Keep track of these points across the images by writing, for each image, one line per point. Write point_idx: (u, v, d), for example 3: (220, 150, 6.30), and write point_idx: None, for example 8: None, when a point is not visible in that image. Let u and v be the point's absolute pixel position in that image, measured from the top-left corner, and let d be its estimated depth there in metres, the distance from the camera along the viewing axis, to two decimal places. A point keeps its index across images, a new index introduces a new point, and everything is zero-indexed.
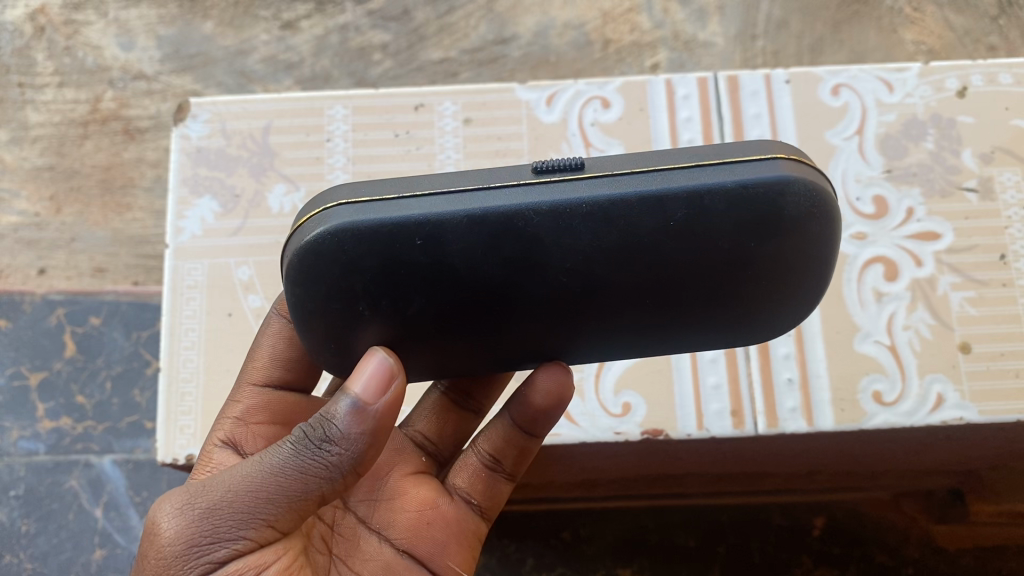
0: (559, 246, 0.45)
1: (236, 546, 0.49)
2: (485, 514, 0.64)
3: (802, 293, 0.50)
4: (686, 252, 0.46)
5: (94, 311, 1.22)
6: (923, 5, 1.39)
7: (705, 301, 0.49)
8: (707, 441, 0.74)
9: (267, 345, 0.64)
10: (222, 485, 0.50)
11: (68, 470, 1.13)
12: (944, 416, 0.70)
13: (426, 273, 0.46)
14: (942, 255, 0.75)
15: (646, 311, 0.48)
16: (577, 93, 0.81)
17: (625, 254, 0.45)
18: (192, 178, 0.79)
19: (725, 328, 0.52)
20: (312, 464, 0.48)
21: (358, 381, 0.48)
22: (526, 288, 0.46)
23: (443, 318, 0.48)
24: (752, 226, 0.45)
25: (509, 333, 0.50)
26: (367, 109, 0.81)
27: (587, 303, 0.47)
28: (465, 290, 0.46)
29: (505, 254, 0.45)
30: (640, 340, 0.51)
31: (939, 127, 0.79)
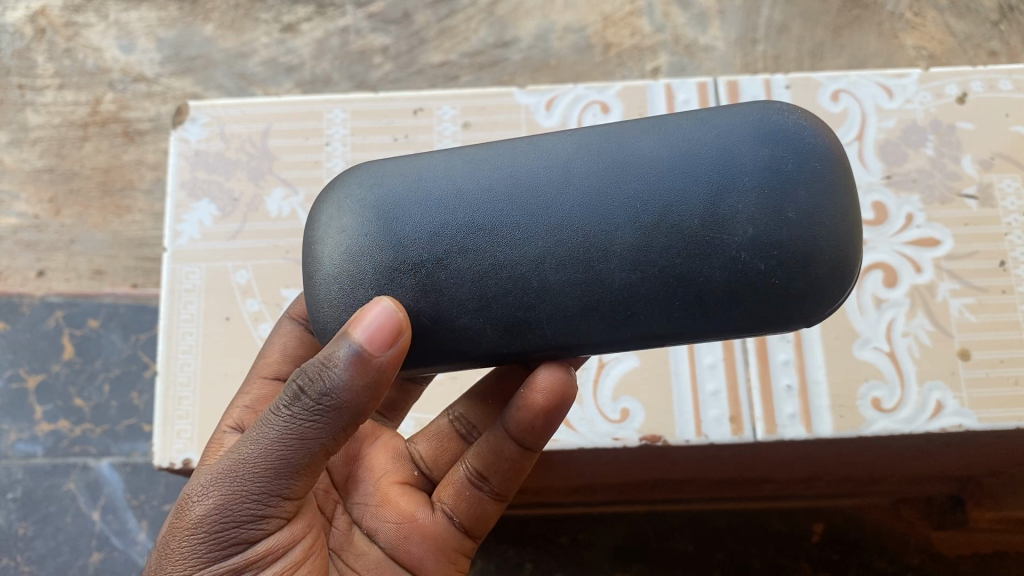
0: (545, 157, 0.46)
1: (261, 523, 0.49)
2: (468, 532, 0.60)
3: (838, 229, 0.43)
4: (677, 162, 0.44)
5: (93, 314, 1.22)
6: (923, 10, 1.39)
7: (713, 231, 0.43)
8: (705, 448, 0.73)
9: (279, 342, 0.64)
10: (229, 468, 0.48)
11: (66, 472, 1.13)
12: (943, 423, 0.69)
13: (418, 196, 0.46)
14: (941, 261, 0.74)
15: (645, 239, 0.43)
16: (576, 97, 0.81)
17: (612, 162, 0.45)
18: (191, 182, 0.79)
19: (759, 294, 0.43)
20: (313, 419, 0.45)
21: (358, 329, 0.43)
22: (511, 202, 0.45)
23: (434, 248, 0.45)
24: (742, 138, 0.45)
25: (504, 275, 0.44)
26: (366, 112, 0.80)
27: (575, 223, 0.44)
28: (455, 207, 0.45)
29: (495, 168, 0.46)
30: (653, 297, 0.43)
31: (939, 133, 0.79)
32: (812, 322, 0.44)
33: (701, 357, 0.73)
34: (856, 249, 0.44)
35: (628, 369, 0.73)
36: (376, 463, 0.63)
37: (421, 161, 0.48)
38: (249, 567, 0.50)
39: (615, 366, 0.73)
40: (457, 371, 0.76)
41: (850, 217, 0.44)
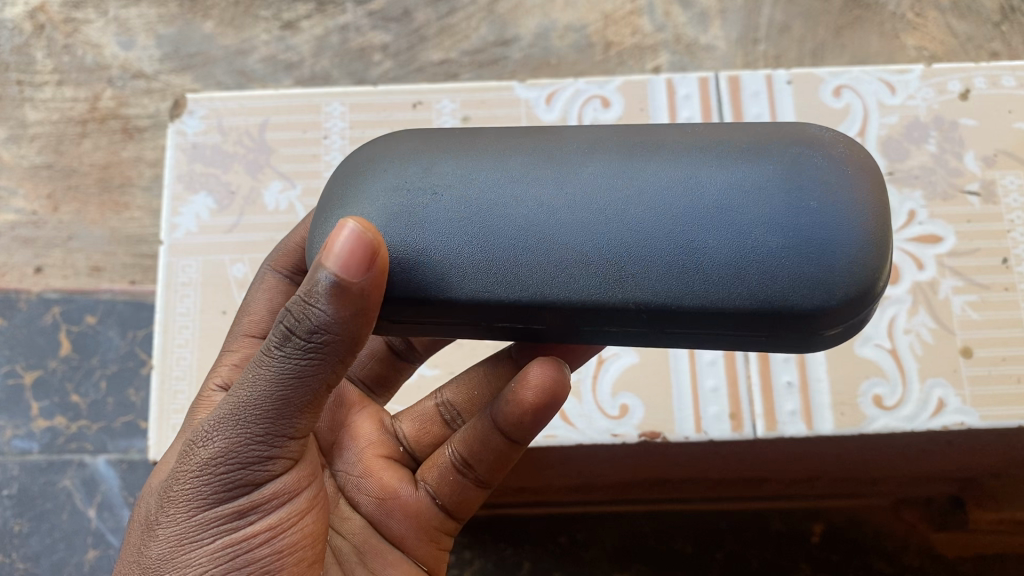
0: (580, 136, 0.47)
1: (267, 464, 0.47)
2: (451, 514, 0.60)
3: (854, 229, 0.43)
4: (705, 146, 0.45)
5: (90, 310, 1.22)
6: (925, 11, 1.39)
7: (729, 208, 0.43)
8: (705, 444, 0.73)
9: (262, 299, 0.63)
10: (231, 409, 0.45)
11: (62, 469, 1.13)
12: (945, 422, 0.69)
13: (448, 157, 0.47)
14: (943, 258, 0.74)
15: (662, 206, 0.44)
16: (576, 92, 0.81)
17: (643, 143, 0.46)
18: (188, 175, 0.78)
19: (763, 274, 0.42)
20: (308, 357, 0.43)
21: (332, 259, 0.41)
22: (537, 164, 0.46)
23: (452, 197, 0.45)
24: (772, 137, 0.46)
25: (514, 228, 0.44)
26: (364, 106, 0.80)
27: (596, 186, 0.44)
28: (483, 165, 0.46)
29: (529, 137, 0.47)
30: (657, 261, 0.43)
31: (941, 130, 0.78)
32: (812, 323, 0.43)
33: (701, 354, 0.72)
34: (873, 256, 0.43)
35: (628, 364, 0.72)
36: (362, 434, 0.63)
37: (456, 131, 0.49)
38: (255, 509, 0.48)
39: (614, 362, 0.72)
40: (456, 366, 0.75)
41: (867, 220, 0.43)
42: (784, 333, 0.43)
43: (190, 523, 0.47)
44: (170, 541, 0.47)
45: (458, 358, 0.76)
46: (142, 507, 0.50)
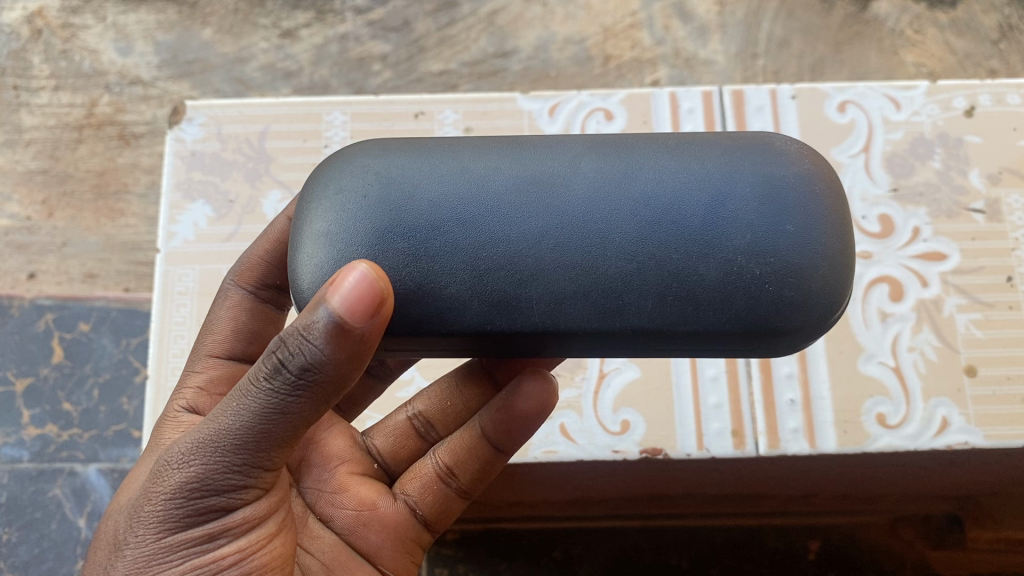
0: (557, 154, 0.46)
1: (239, 493, 0.46)
2: (428, 526, 0.61)
3: (828, 251, 0.44)
4: (681, 170, 0.45)
5: (83, 318, 1.22)
6: (924, 27, 1.39)
7: (709, 235, 0.43)
8: (705, 462, 0.72)
9: (226, 316, 0.62)
10: (213, 437, 0.44)
11: (52, 478, 1.12)
12: (948, 441, 0.68)
13: (427, 176, 0.45)
14: (948, 276, 0.73)
15: (646, 236, 0.43)
16: (580, 104, 0.80)
17: (620, 164, 0.45)
18: (186, 182, 0.77)
19: (752, 299, 0.43)
20: (297, 397, 0.42)
21: (337, 297, 0.39)
22: (520, 188, 0.44)
23: (436, 220, 0.44)
24: (742, 154, 0.46)
25: (504, 255, 0.43)
26: (366, 115, 0.79)
27: (583, 215, 0.44)
28: (466, 186, 0.45)
29: (506, 155, 0.46)
30: (649, 290, 0.43)
31: (946, 147, 0.78)
32: (793, 339, 0.44)
33: (703, 370, 0.72)
34: (843, 277, 0.44)
35: (629, 381, 0.71)
36: (333, 448, 0.61)
37: (427, 147, 0.47)
38: (225, 533, 0.47)
39: (615, 377, 0.71)
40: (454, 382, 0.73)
41: (835, 234, 0.44)
42: (768, 347, 0.44)
43: (158, 545, 0.46)
44: (136, 562, 0.46)
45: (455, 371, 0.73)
46: (110, 522, 0.49)
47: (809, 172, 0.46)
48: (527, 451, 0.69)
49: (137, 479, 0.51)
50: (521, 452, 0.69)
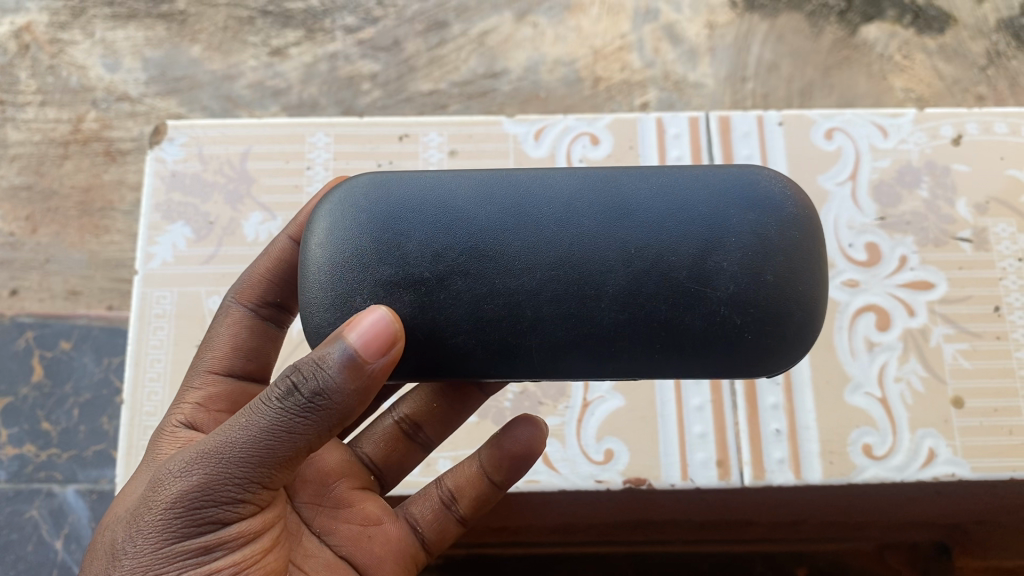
0: (549, 194, 0.44)
1: (237, 509, 0.44)
2: (427, 548, 0.59)
3: (805, 297, 0.43)
4: (671, 216, 0.44)
5: (65, 336, 1.21)
6: (912, 53, 1.39)
7: (697, 285, 0.43)
8: (691, 491, 0.71)
9: (226, 333, 0.61)
10: (219, 448, 0.43)
11: (29, 499, 1.11)
12: (935, 473, 0.68)
13: (423, 218, 0.44)
14: (935, 305, 0.73)
15: (635, 286, 0.43)
16: (565, 128, 0.79)
17: (612, 205, 0.44)
18: (165, 203, 0.76)
19: (731, 346, 0.43)
20: (306, 418, 0.41)
21: (353, 331, 0.40)
22: (514, 237, 0.43)
23: (436, 269, 0.43)
24: (732, 197, 0.44)
25: (502, 306, 0.43)
26: (349, 137, 0.78)
27: (576, 265, 0.43)
28: (462, 233, 0.44)
29: (500, 198, 0.44)
30: (638, 340, 0.43)
31: (933, 175, 0.77)
32: (770, 373, 0.44)
33: (688, 399, 0.71)
34: (814, 319, 0.44)
35: (613, 410, 0.70)
36: (327, 464, 0.58)
37: (425, 185, 0.45)
38: (221, 546, 0.45)
39: (599, 405, 0.70)
40: None
41: (815, 280, 0.44)
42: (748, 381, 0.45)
43: (154, 555, 0.44)
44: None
45: None
46: (105, 532, 0.47)
47: (796, 216, 0.44)
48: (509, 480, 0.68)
49: (133, 488, 0.49)
50: None
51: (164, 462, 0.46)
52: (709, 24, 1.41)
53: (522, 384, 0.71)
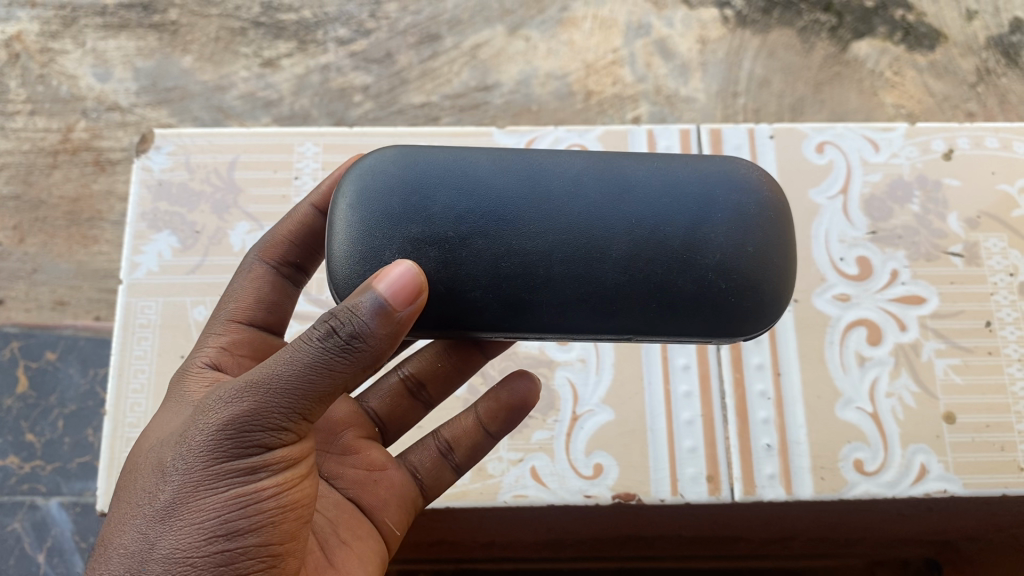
0: (559, 169, 0.46)
1: (279, 440, 0.43)
2: (426, 496, 0.59)
3: (781, 269, 0.46)
4: (669, 193, 0.46)
5: (50, 346, 1.20)
6: (903, 69, 1.39)
7: (693, 250, 0.44)
8: (681, 506, 0.70)
9: (248, 286, 0.60)
10: (263, 376, 0.42)
11: (13, 512, 1.11)
12: (927, 489, 0.67)
13: (447, 185, 0.45)
14: (926, 319, 0.72)
15: (639, 250, 0.44)
16: (556, 139, 0.78)
17: (616, 180, 0.46)
18: (151, 212, 0.75)
19: (722, 309, 0.44)
20: (345, 356, 0.41)
21: (383, 281, 0.40)
22: (530, 203, 0.44)
23: (459, 228, 0.44)
24: (717, 180, 0.47)
25: (518, 265, 0.43)
26: (337, 147, 0.77)
27: (586, 229, 0.44)
28: (482, 198, 0.45)
29: (515, 170, 0.46)
30: (639, 300, 0.44)
31: (924, 190, 0.77)
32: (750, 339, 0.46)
33: (678, 413, 0.70)
34: (783, 295, 0.46)
35: (603, 423, 0.69)
36: (335, 414, 0.59)
37: (446, 158, 0.46)
38: (261, 477, 0.43)
39: (589, 419, 0.69)
40: (424, 419, 0.69)
41: (787, 256, 0.47)
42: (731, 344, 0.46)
43: (197, 483, 0.42)
44: (174, 500, 0.42)
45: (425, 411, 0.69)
46: (139, 466, 0.45)
47: (772, 199, 0.47)
48: (497, 494, 0.67)
49: (162, 428, 0.48)
50: (491, 495, 0.67)
51: (199, 401, 0.45)
52: (700, 39, 1.42)
53: None
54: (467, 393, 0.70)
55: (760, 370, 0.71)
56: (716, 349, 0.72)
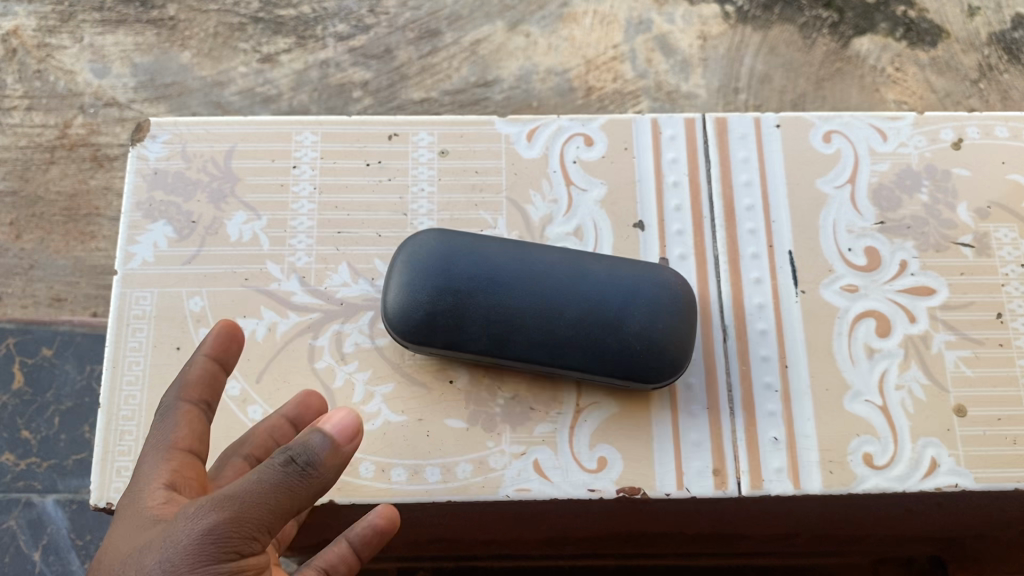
0: (543, 260, 0.66)
1: (245, 557, 0.47)
2: None
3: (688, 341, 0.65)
4: (616, 285, 0.65)
5: (47, 342, 1.19)
6: (905, 65, 1.38)
7: (623, 322, 0.63)
8: (687, 501, 0.68)
9: (183, 425, 0.55)
10: (231, 498, 0.46)
11: (8, 509, 1.10)
12: (938, 483, 0.66)
13: (463, 259, 0.65)
14: (936, 311, 0.71)
15: (586, 320, 0.63)
16: (559, 129, 0.76)
17: (576, 275, 0.65)
18: (147, 202, 0.73)
19: (637, 362, 0.63)
20: (299, 481, 0.47)
21: (329, 425, 0.49)
22: (521, 280, 0.64)
23: (468, 286, 0.64)
24: (653, 279, 0.66)
25: (490, 316, 0.63)
26: (336, 136, 0.76)
27: (551, 303, 0.63)
28: (488, 268, 0.65)
29: (518, 255, 0.66)
30: (579, 352, 0.63)
31: (933, 179, 0.76)
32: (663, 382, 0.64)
33: (685, 405, 0.68)
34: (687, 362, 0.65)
35: (606, 415, 0.67)
36: None
37: (471, 239, 0.67)
38: None
39: (593, 412, 0.67)
40: (424, 412, 0.67)
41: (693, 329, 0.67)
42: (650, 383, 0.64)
43: None
44: None
45: (424, 404, 0.67)
46: None
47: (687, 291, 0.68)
48: (499, 488, 0.65)
49: (125, 543, 0.50)
50: (493, 489, 0.65)
51: (164, 525, 0.49)
52: (702, 35, 1.40)
53: (514, 390, 0.68)
54: (468, 385, 0.68)
55: (766, 362, 0.69)
56: (723, 343, 0.70)
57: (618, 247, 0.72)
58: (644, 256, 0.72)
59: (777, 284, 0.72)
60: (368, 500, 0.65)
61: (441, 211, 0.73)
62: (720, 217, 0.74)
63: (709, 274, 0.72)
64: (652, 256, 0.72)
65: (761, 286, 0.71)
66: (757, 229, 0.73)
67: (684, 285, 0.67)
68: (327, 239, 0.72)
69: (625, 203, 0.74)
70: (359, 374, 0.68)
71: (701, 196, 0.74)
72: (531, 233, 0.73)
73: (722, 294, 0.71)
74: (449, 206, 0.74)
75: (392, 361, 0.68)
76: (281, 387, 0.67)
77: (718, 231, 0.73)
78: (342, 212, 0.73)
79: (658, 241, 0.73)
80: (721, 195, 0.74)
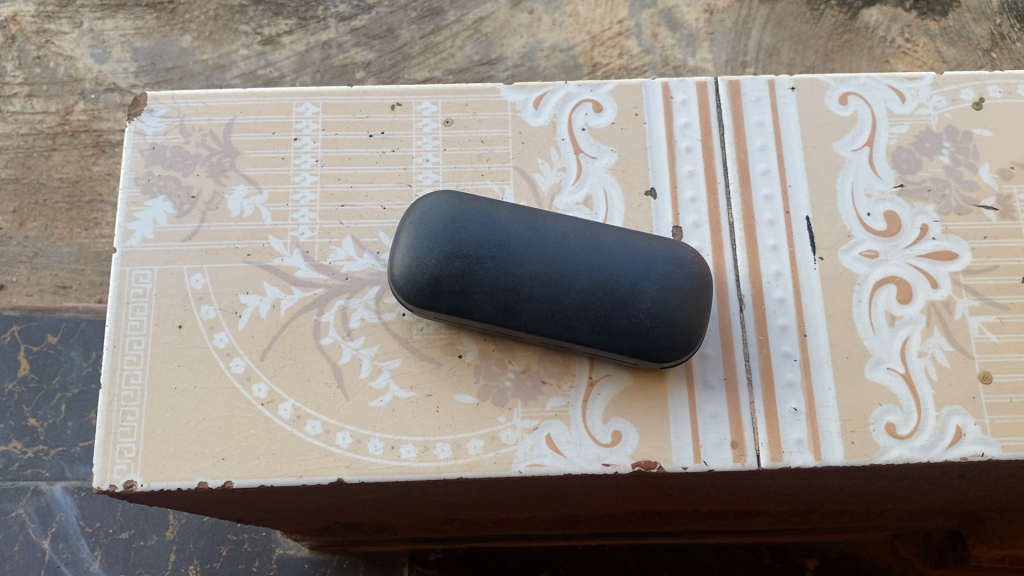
0: (554, 229, 0.63)
1: None
2: None
3: (700, 320, 0.62)
4: (626, 258, 0.63)
5: (51, 329, 1.17)
6: (915, 36, 1.35)
7: (631, 296, 0.61)
8: (703, 475, 0.66)
9: None
10: None
11: (17, 497, 1.08)
12: (964, 452, 0.64)
13: (474, 224, 0.63)
14: (959, 276, 0.69)
15: (594, 292, 0.61)
16: (567, 95, 0.74)
17: (587, 247, 0.63)
18: (145, 177, 0.71)
19: (643, 339, 0.61)
20: None
21: None
22: (529, 247, 0.62)
23: (476, 250, 0.62)
24: (666, 254, 0.63)
25: (495, 282, 0.61)
26: (338, 107, 0.73)
27: (561, 271, 0.61)
28: (498, 233, 0.63)
29: (530, 222, 0.64)
30: (585, 324, 0.61)
31: (954, 140, 0.73)
32: (667, 361, 0.63)
33: (702, 375, 0.66)
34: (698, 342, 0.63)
35: (620, 388, 0.65)
36: None
37: (482, 202, 0.65)
38: None
39: (605, 385, 0.65)
40: (433, 388, 0.65)
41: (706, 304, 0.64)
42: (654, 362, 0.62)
43: None
44: None
45: (433, 380, 0.65)
46: None
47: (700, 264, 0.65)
48: (511, 464, 0.64)
49: None
50: (505, 466, 0.63)
51: None
52: (708, 8, 1.37)
53: (525, 363, 0.66)
54: (478, 359, 0.66)
55: (784, 331, 0.67)
56: (739, 312, 0.68)
57: (629, 216, 0.70)
58: (657, 225, 0.70)
59: (794, 251, 0.69)
60: (377, 478, 0.63)
61: (446, 180, 0.72)
62: (734, 183, 0.71)
63: (724, 242, 0.70)
64: (665, 225, 0.70)
65: (778, 254, 0.69)
66: (772, 195, 0.71)
67: (697, 256, 0.65)
68: (330, 213, 0.70)
69: (636, 171, 0.72)
70: (366, 350, 0.66)
71: (714, 163, 0.72)
72: (539, 204, 0.71)
73: (738, 263, 0.69)
74: (455, 176, 0.72)
75: (400, 336, 0.66)
76: (286, 364, 0.66)
77: (732, 196, 0.71)
78: (345, 185, 0.71)
79: (671, 209, 0.71)
80: (736, 161, 0.72)
